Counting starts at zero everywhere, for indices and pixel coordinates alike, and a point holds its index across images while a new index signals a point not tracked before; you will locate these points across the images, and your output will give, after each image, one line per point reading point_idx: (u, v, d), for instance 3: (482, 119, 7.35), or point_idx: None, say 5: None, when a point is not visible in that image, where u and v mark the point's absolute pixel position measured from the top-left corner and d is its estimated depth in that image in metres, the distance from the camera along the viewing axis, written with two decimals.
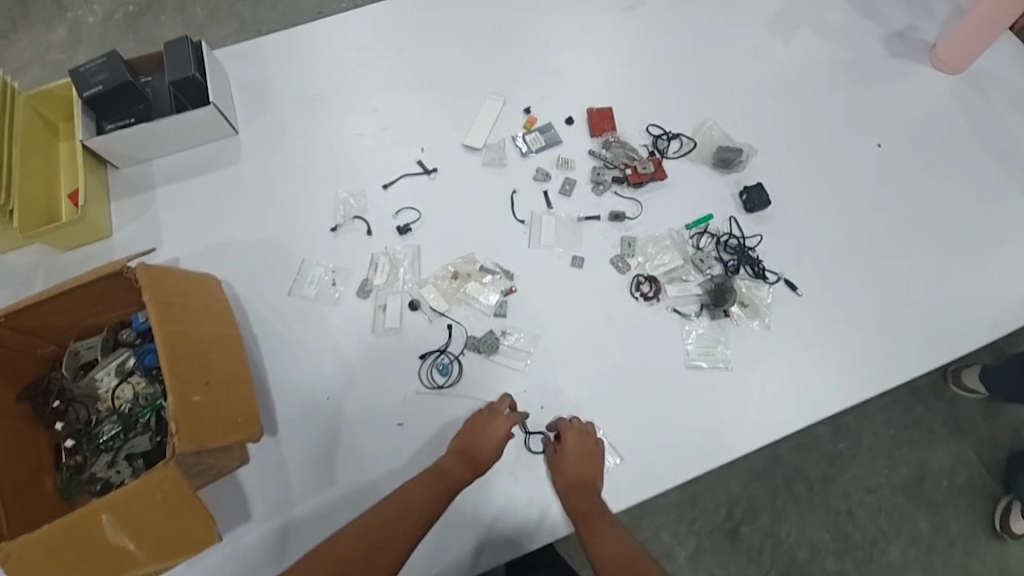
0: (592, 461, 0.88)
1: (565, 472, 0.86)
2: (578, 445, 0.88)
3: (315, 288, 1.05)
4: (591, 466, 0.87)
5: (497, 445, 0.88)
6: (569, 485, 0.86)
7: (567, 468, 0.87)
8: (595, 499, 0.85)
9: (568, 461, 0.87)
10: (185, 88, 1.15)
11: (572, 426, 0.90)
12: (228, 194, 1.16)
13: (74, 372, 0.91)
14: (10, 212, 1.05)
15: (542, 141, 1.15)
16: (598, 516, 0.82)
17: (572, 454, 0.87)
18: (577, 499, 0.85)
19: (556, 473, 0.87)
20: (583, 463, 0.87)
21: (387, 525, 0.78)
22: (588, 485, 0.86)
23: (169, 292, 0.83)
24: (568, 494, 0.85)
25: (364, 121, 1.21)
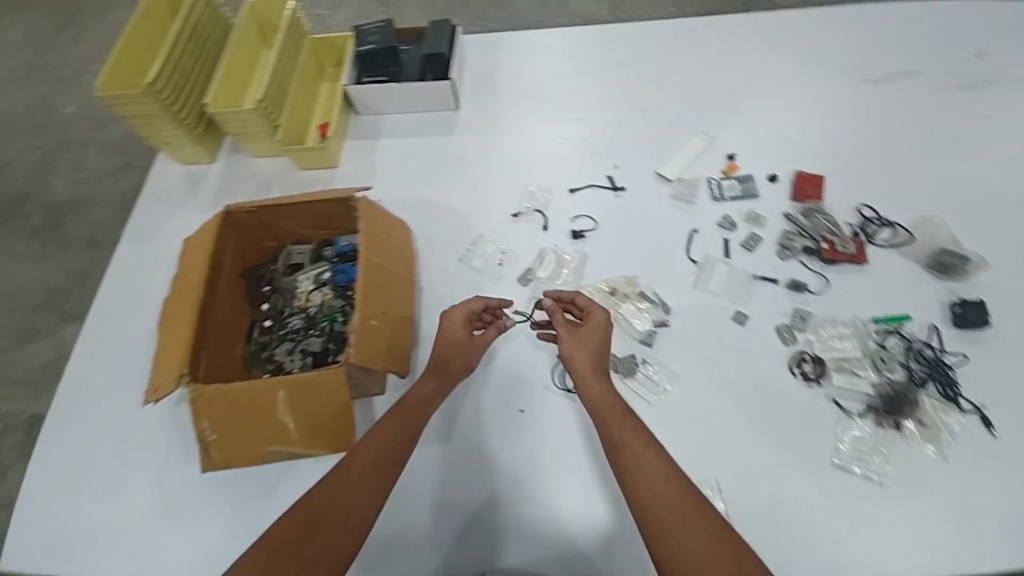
0: (604, 347, 0.85)
1: (584, 356, 0.83)
2: (597, 330, 0.85)
3: (483, 262, 1.13)
4: (603, 351, 0.85)
5: (465, 338, 0.90)
6: (587, 370, 0.82)
7: (583, 353, 0.84)
8: (606, 386, 0.81)
9: (591, 340, 0.84)
10: (433, 62, 1.34)
11: (596, 308, 0.88)
12: (435, 159, 1.30)
13: (285, 269, 1.07)
14: (275, 127, 1.28)
15: (738, 190, 1.14)
16: (615, 410, 0.78)
17: (595, 336, 0.85)
18: (594, 386, 0.81)
19: (576, 356, 0.84)
20: (602, 347, 0.85)
21: (344, 485, 0.73)
22: (607, 375, 0.83)
23: (375, 226, 0.97)
24: (592, 385, 0.81)
25: (568, 127, 1.30)
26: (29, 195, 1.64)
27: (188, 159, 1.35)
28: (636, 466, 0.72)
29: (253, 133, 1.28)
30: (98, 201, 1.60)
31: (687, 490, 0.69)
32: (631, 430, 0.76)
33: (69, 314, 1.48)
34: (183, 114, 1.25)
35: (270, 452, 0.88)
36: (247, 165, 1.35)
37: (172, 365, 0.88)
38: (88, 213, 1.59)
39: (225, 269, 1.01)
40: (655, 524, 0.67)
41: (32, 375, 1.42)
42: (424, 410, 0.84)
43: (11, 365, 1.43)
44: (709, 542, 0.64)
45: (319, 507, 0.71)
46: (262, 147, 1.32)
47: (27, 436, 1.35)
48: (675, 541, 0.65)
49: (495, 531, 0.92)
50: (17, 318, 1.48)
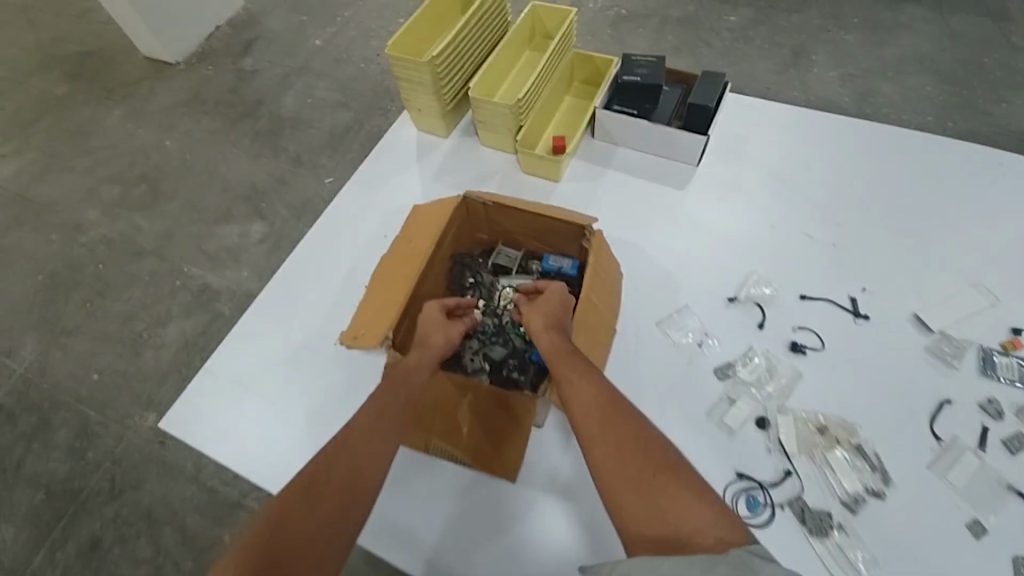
0: (560, 305, 0.90)
1: (539, 312, 0.89)
2: (554, 298, 0.90)
3: (682, 336, 1.04)
4: (559, 308, 0.90)
5: (439, 318, 0.92)
6: (541, 321, 0.88)
7: (539, 313, 0.89)
8: (561, 338, 0.86)
9: (545, 305, 0.90)
10: (692, 112, 1.26)
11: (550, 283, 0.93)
12: (660, 209, 1.24)
13: (491, 268, 1.08)
14: (518, 127, 1.30)
15: (1017, 375, 0.94)
16: (563, 353, 0.83)
17: (548, 302, 0.90)
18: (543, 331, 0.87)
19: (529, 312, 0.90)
20: (561, 310, 0.90)
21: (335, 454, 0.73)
22: (562, 326, 0.88)
23: (600, 265, 0.95)
24: (544, 333, 0.86)
25: (817, 225, 1.17)
26: (265, 101, 1.71)
27: (427, 128, 1.42)
28: (576, 409, 0.77)
29: (496, 126, 1.31)
30: (318, 125, 1.63)
31: (627, 422, 0.73)
32: (578, 372, 0.80)
33: (260, 211, 1.52)
34: (444, 90, 1.31)
35: (435, 446, 0.89)
36: (476, 151, 1.39)
37: (378, 324, 0.91)
38: (307, 132, 1.62)
39: (445, 249, 1.04)
40: (597, 464, 0.71)
41: (216, 253, 1.48)
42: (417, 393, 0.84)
43: (204, 237, 1.50)
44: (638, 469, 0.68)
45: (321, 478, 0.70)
46: (496, 140, 1.35)
47: (195, 302, 1.42)
48: (612, 478, 0.69)
49: None
50: (223, 200, 1.55)
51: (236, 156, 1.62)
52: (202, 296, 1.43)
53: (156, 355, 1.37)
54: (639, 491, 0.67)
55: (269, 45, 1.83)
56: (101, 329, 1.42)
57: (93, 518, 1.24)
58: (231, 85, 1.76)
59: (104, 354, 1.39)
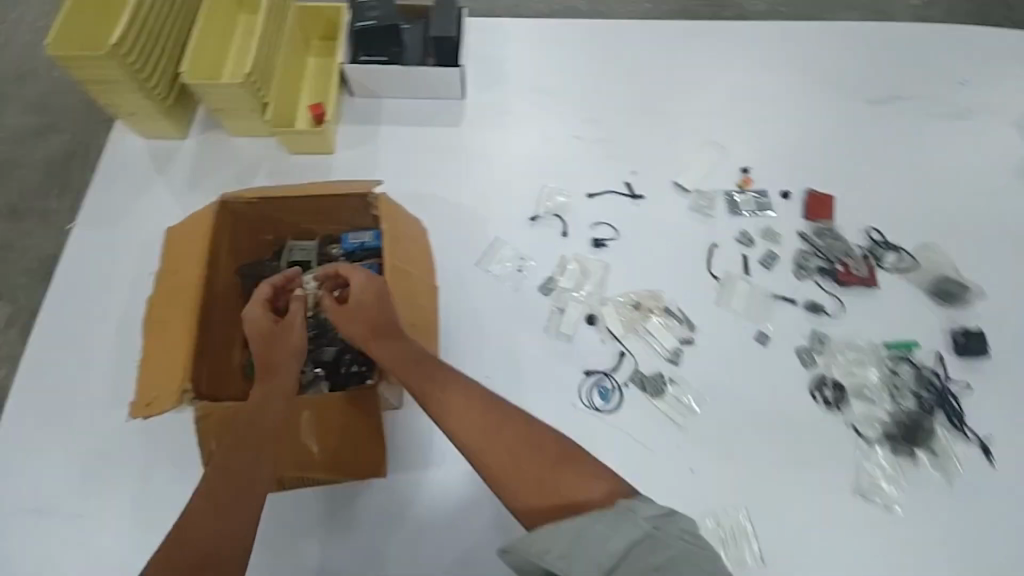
0: (375, 297, 0.79)
1: (359, 314, 0.79)
2: (362, 292, 0.79)
3: (500, 268, 1.07)
4: (376, 301, 0.79)
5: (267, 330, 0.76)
6: (366, 324, 0.78)
7: (358, 319, 0.79)
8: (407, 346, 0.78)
9: (359, 301, 0.79)
10: (440, 45, 1.23)
11: (353, 269, 0.80)
12: (443, 151, 1.22)
13: (287, 267, 0.95)
14: (264, 104, 1.14)
15: (754, 206, 1.15)
16: (410, 358, 0.76)
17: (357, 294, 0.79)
18: (377, 336, 0.78)
19: (349, 313, 0.79)
20: (380, 305, 0.79)
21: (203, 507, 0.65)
22: (389, 327, 0.79)
23: (398, 228, 0.90)
24: (370, 341, 0.78)
25: (583, 127, 1.26)
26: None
27: (156, 133, 1.18)
28: (444, 415, 0.71)
29: (236, 109, 1.13)
30: (22, 164, 1.29)
31: (510, 421, 0.69)
32: (438, 375, 0.74)
33: None
34: (153, 84, 1.09)
35: (291, 479, 0.76)
36: (224, 144, 1.20)
37: (170, 379, 0.76)
38: (8, 176, 1.28)
39: (222, 266, 0.89)
40: (482, 461, 0.67)
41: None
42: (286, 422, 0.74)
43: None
44: (543, 464, 0.65)
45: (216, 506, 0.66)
46: (243, 125, 1.17)
47: None
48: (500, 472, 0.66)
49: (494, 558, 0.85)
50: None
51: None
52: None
53: None
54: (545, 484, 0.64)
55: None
56: None
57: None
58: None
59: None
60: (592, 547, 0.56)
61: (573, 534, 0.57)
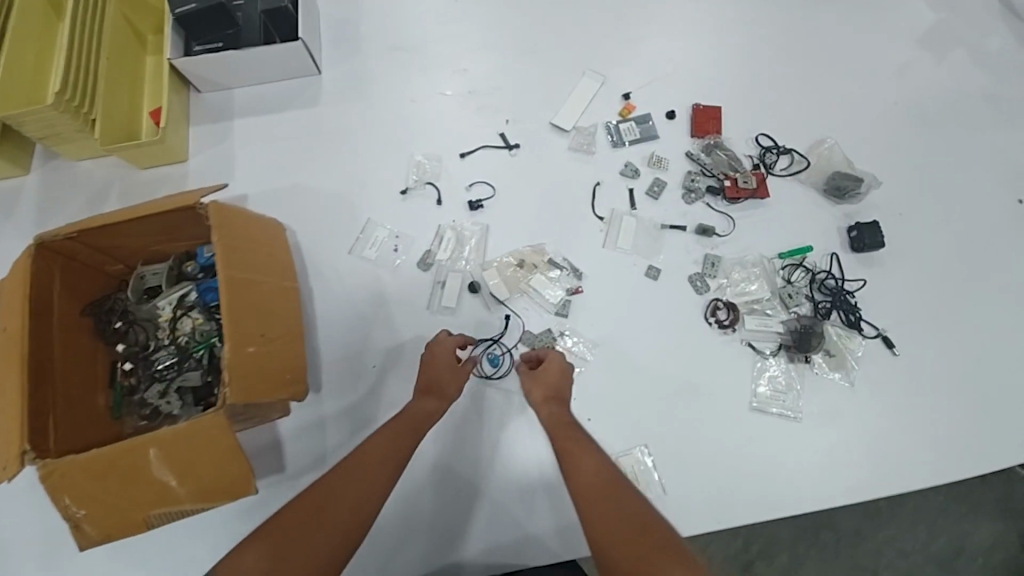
0: (563, 375, 0.82)
1: (540, 385, 0.82)
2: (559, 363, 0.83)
3: (376, 251, 1.01)
4: (561, 380, 0.82)
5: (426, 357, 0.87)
6: (544, 396, 0.81)
7: (536, 383, 0.82)
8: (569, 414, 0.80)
9: (546, 375, 0.82)
10: (277, 19, 1.13)
11: (553, 354, 0.85)
12: (304, 136, 1.13)
13: (138, 296, 0.91)
14: (91, 121, 1.04)
15: (636, 133, 1.07)
16: (572, 431, 0.76)
17: (552, 371, 0.82)
18: (550, 408, 0.80)
19: (534, 384, 0.83)
20: (563, 382, 0.82)
21: (349, 476, 0.72)
22: (562, 401, 0.81)
23: (234, 234, 0.82)
24: (543, 406, 0.80)
25: (450, 81, 1.16)
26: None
27: None
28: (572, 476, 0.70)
29: (65, 133, 1.04)
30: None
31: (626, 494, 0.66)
32: (583, 449, 0.73)
33: None
34: None
35: (156, 516, 0.74)
36: (70, 171, 1.12)
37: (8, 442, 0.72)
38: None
39: (58, 311, 0.83)
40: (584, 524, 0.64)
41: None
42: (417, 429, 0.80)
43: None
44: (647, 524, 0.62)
45: (335, 491, 0.70)
46: (76, 147, 1.08)
47: None
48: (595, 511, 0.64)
49: (406, 532, 0.89)
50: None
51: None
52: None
53: None
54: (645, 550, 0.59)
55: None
56: None
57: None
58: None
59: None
60: None
61: None
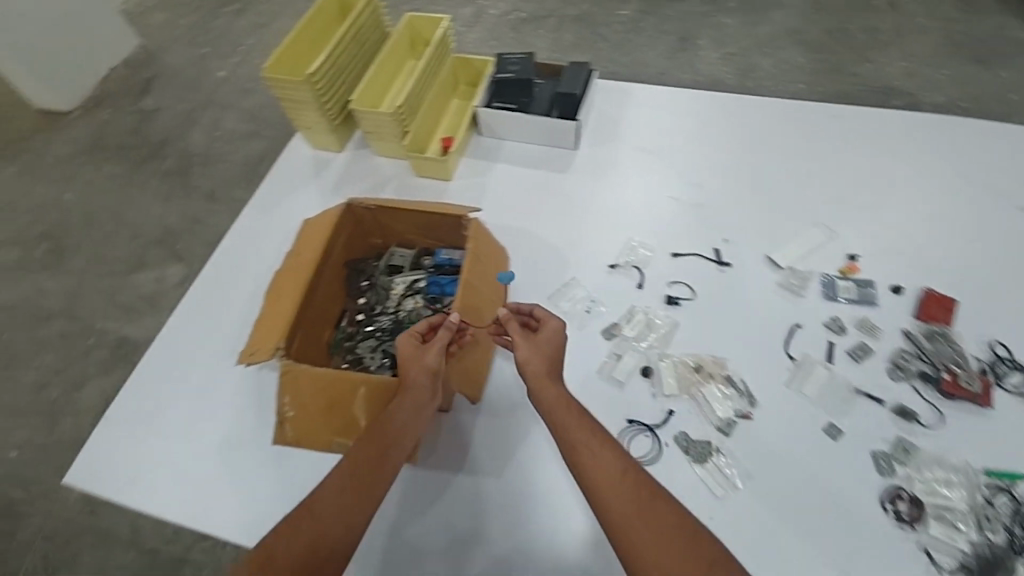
0: (556, 353, 0.89)
1: (536, 361, 0.88)
2: (556, 335, 0.90)
3: (570, 305, 1.12)
4: (555, 358, 0.89)
5: (410, 348, 0.88)
6: (546, 371, 0.87)
7: (535, 355, 0.88)
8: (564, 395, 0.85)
9: (541, 346, 0.89)
10: (563, 101, 1.36)
11: (549, 314, 0.93)
12: (544, 193, 1.32)
13: (384, 269, 1.12)
14: (405, 132, 1.35)
15: (855, 294, 1.07)
16: (570, 412, 0.82)
17: (544, 342, 0.89)
18: (547, 390, 0.85)
19: (528, 357, 0.88)
20: (558, 353, 0.89)
21: (305, 521, 0.72)
22: (560, 380, 0.87)
23: (480, 249, 1.02)
24: (541, 381, 0.86)
25: (682, 189, 1.28)
26: (169, 140, 1.88)
27: (320, 144, 1.45)
28: (590, 480, 0.75)
29: (385, 134, 1.35)
30: (223, 158, 1.80)
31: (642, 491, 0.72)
32: (586, 443, 0.78)
33: (176, 253, 1.65)
34: (329, 107, 1.35)
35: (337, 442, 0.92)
36: (368, 162, 1.44)
37: (270, 337, 0.94)
38: (217, 166, 1.80)
39: (333, 257, 1.07)
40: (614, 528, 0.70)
41: (131, 302, 1.59)
42: (384, 448, 0.80)
43: (121, 288, 1.62)
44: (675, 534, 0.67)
45: (288, 541, 0.70)
46: (385, 146, 1.39)
47: (113, 357, 1.53)
48: (620, 523, 0.69)
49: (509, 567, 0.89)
50: (133, 245, 1.67)
51: (151, 204, 1.74)
52: (119, 349, 1.53)
53: (75, 423, 1.44)
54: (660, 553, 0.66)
55: (170, 85, 2.02)
56: (11, 403, 1.49)
57: (25, 551, 1.31)
58: (131, 128, 1.93)
59: (19, 429, 1.44)
60: None
61: None
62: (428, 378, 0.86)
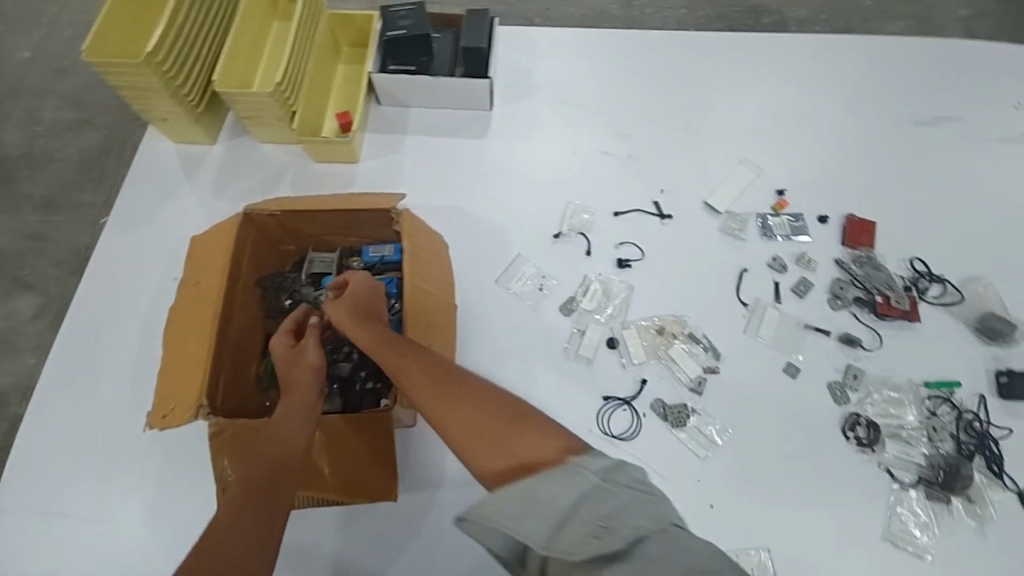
0: (371, 297, 0.84)
1: (344, 309, 0.81)
2: (364, 285, 0.84)
3: (521, 286, 1.05)
4: (370, 302, 0.83)
5: (281, 357, 0.80)
6: (348, 313, 0.80)
7: (342, 308, 0.81)
8: (382, 328, 0.79)
9: (353, 298, 0.82)
10: (468, 57, 1.21)
11: (354, 274, 0.85)
12: (468, 164, 1.20)
13: (307, 279, 0.96)
14: (292, 112, 1.14)
15: (788, 230, 1.10)
16: (388, 343, 0.77)
17: (354, 293, 0.83)
18: (360, 329, 0.79)
19: (334, 309, 0.81)
20: (374, 303, 0.84)
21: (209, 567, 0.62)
22: (371, 317, 0.81)
23: (419, 243, 0.89)
24: (358, 326, 0.79)
25: (612, 142, 1.22)
26: None
27: (184, 138, 1.19)
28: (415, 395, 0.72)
29: (266, 117, 1.13)
30: (47, 157, 1.42)
31: (469, 389, 0.71)
32: (407, 361, 0.74)
33: (20, 280, 1.32)
34: (186, 90, 1.10)
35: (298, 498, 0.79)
36: (254, 151, 1.21)
37: (186, 390, 0.77)
38: (42, 169, 1.41)
39: (242, 277, 0.89)
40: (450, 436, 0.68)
41: None
42: (277, 460, 0.71)
43: None
44: (499, 418, 0.67)
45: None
46: (267, 131, 1.17)
47: None
48: (435, 416, 0.69)
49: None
50: None
51: None
52: None
53: None
54: (484, 431, 0.66)
55: None
56: None
57: None
58: None
59: None
60: (551, 504, 0.55)
61: (521, 496, 0.56)
62: (311, 374, 0.77)
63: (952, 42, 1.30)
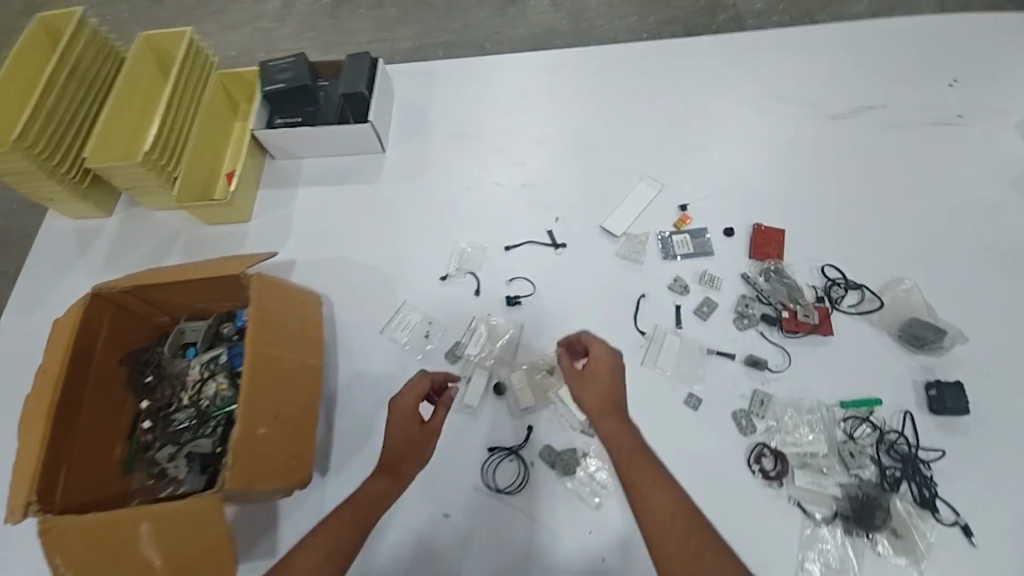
0: (614, 382, 0.73)
1: (586, 390, 0.73)
2: (604, 363, 0.74)
3: (408, 334, 1.01)
4: (615, 388, 0.73)
5: (402, 417, 0.78)
6: (592, 406, 0.72)
7: (593, 393, 0.73)
8: (630, 428, 0.70)
9: (597, 383, 0.73)
10: (352, 102, 1.18)
11: (596, 342, 0.76)
12: (359, 211, 1.16)
13: (173, 350, 0.94)
14: (173, 178, 1.13)
15: (690, 247, 1.02)
16: (652, 466, 0.65)
17: (600, 374, 0.73)
18: (587, 398, 0.73)
19: (584, 393, 0.73)
20: (615, 387, 0.72)
21: None
22: (625, 415, 0.71)
23: (272, 306, 0.85)
24: (601, 423, 0.71)
25: (507, 172, 1.17)
26: None
27: (80, 214, 1.19)
28: (645, 514, 0.62)
29: (147, 187, 1.12)
30: None
31: (723, 546, 0.59)
32: (660, 496, 0.63)
33: None
34: (65, 169, 1.10)
35: None
36: (146, 219, 1.20)
37: (21, 488, 0.76)
38: None
39: (96, 359, 0.88)
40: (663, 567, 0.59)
41: None
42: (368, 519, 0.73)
43: None
44: (719, 561, 0.58)
45: None
46: (152, 199, 1.16)
47: None
48: (661, 544, 0.60)
49: None
50: None
51: None
52: None
53: None
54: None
55: None
56: None
57: None
58: None
59: None
60: None
61: None
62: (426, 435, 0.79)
63: (868, 24, 1.21)
